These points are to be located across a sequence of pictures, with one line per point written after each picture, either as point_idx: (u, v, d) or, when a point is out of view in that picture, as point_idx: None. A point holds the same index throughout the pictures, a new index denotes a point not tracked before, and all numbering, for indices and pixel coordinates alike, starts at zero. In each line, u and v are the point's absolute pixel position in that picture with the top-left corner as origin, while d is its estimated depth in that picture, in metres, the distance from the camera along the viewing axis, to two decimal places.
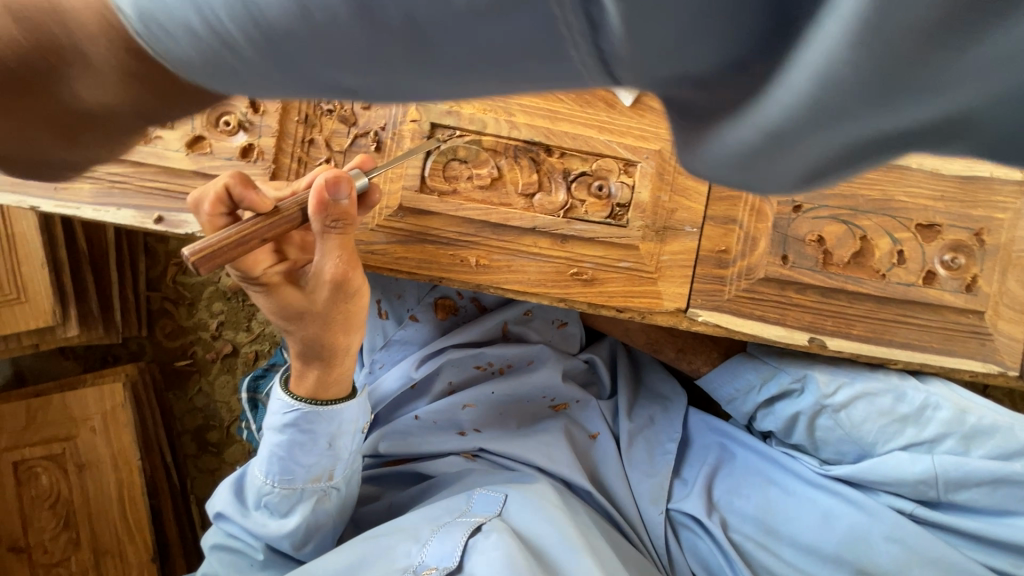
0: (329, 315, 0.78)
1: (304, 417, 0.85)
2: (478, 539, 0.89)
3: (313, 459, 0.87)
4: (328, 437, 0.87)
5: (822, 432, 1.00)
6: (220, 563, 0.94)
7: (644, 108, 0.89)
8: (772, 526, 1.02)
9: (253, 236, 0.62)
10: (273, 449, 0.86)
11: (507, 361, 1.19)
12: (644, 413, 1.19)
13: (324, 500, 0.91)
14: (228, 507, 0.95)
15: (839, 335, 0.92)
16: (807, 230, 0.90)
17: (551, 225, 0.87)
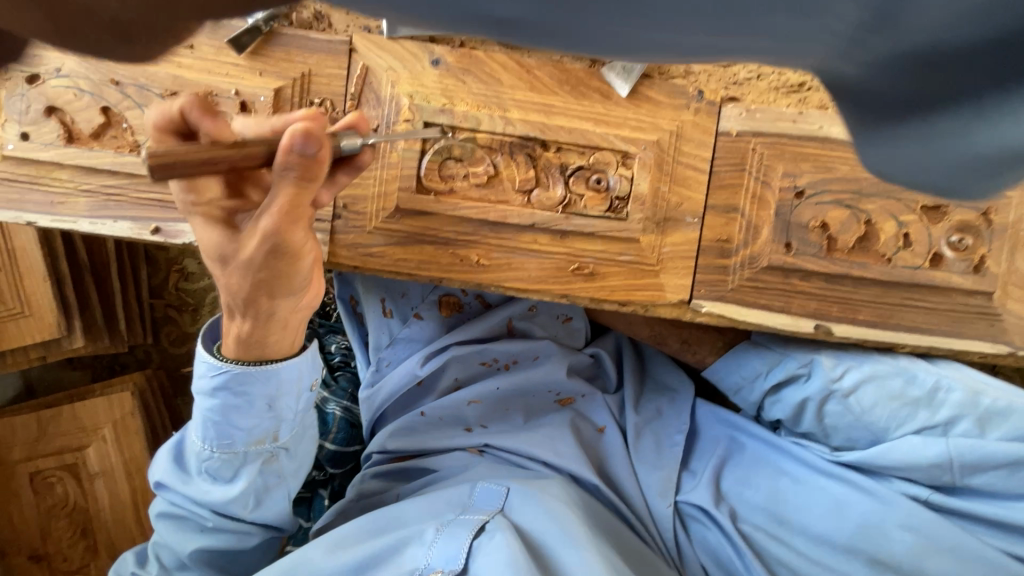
0: (256, 269, 0.69)
1: (236, 378, 0.82)
2: (483, 539, 0.90)
3: (253, 421, 0.85)
4: (267, 398, 0.84)
5: (832, 418, 0.99)
6: (170, 529, 0.95)
7: (641, 98, 0.87)
8: (783, 515, 1.02)
9: (215, 160, 0.53)
10: (210, 413, 0.84)
11: (513, 357, 1.19)
12: (650, 405, 1.20)
13: (272, 461, 0.91)
14: (168, 475, 0.94)
15: (845, 322, 0.91)
16: (811, 216, 0.89)
17: (550, 221, 0.86)
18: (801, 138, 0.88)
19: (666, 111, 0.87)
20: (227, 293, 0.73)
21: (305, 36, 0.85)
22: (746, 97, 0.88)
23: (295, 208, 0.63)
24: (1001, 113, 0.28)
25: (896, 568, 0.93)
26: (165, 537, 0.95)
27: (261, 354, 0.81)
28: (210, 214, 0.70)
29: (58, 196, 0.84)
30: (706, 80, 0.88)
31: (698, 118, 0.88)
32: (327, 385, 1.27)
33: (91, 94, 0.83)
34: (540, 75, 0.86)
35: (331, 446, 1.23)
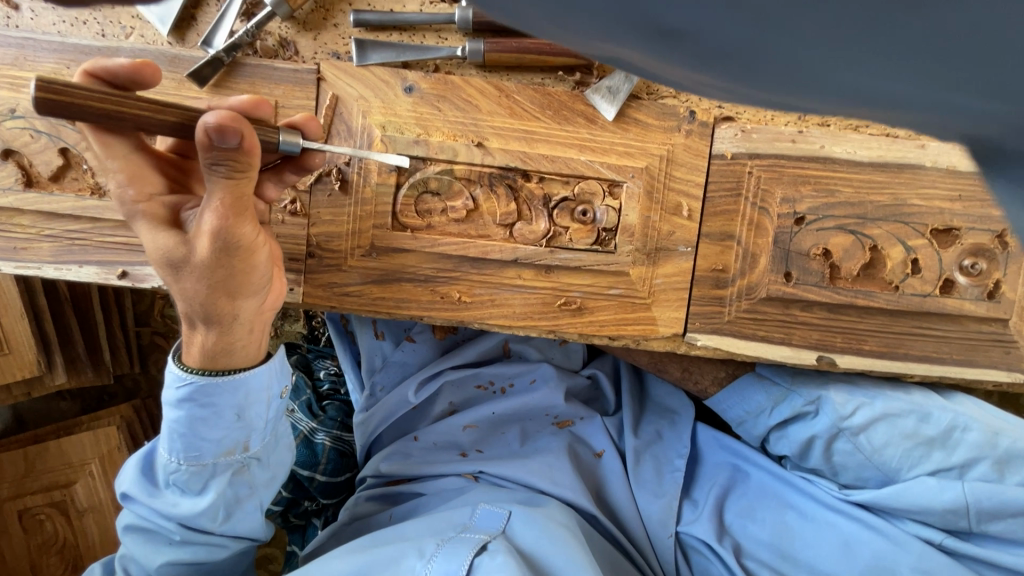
0: (207, 270, 0.61)
1: (201, 390, 0.69)
2: (484, 558, 0.86)
3: (220, 433, 0.71)
4: (234, 410, 0.71)
5: (841, 457, 0.94)
6: (133, 548, 0.79)
7: (628, 121, 0.81)
8: (789, 552, 0.98)
9: (113, 126, 0.54)
10: (171, 424, 0.71)
11: (508, 380, 1.16)
12: (650, 429, 1.15)
13: (244, 474, 0.76)
14: (131, 492, 0.78)
15: (850, 353, 0.86)
16: (812, 243, 0.83)
17: (533, 256, 0.82)
18: (801, 160, 0.83)
19: (655, 134, 0.82)
20: (180, 300, 0.64)
21: (270, 66, 0.81)
22: (742, 116, 0.83)
23: (239, 200, 0.57)
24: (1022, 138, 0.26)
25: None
26: (129, 556, 0.80)
27: (227, 363, 0.69)
28: (153, 212, 0.63)
29: (20, 241, 0.80)
30: (698, 100, 0.83)
31: (690, 140, 0.83)
32: (314, 415, 1.22)
33: (48, 135, 0.79)
34: (520, 100, 0.81)
35: (322, 477, 1.16)
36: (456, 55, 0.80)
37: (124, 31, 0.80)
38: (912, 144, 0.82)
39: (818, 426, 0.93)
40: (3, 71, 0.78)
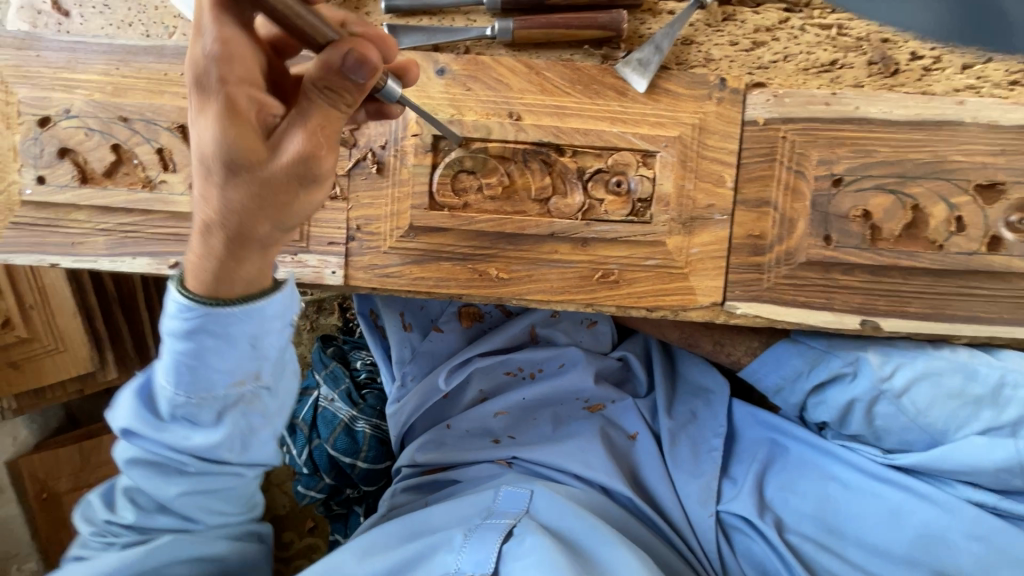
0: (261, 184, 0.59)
1: (211, 320, 0.67)
2: (511, 546, 0.90)
3: (233, 363, 0.71)
4: (248, 339, 0.70)
5: (884, 420, 0.92)
6: (144, 479, 0.79)
7: (659, 92, 0.82)
8: (834, 524, 0.98)
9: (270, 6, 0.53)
10: (179, 355, 0.69)
11: (538, 365, 1.17)
12: (684, 409, 1.15)
13: (257, 403, 0.76)
14: (134, 424, 0.77)
15: (894, 316, 0.85)
16: (851, 205, 0.82)
17: (570, 229, 0.82)
18: (835, 122, 0.82)
19: (686, 103, 0.82)
20: (217, 209, 0.59)
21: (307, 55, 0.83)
22: (773, 82, 0.83)
23: (328, 131, 0.59)
24: None
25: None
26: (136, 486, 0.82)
27: (237, 292, 0.67)
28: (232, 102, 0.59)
29: (77, 236, 0.84)
30: (728, 67, 0.83)
31: (722, 108, 0.83)
32: (354, 402, 1.22)
33: (101, 132, 0.82)
34: (550, 76, 0.82)
35: (363, 464, 1.17)
36: (485, 35, 0.82)
37: (168, 30, 0.83)
38: (950, 101, 0.81)
39: (857, 389, 0.92)
40: (58, 75, 0.82)
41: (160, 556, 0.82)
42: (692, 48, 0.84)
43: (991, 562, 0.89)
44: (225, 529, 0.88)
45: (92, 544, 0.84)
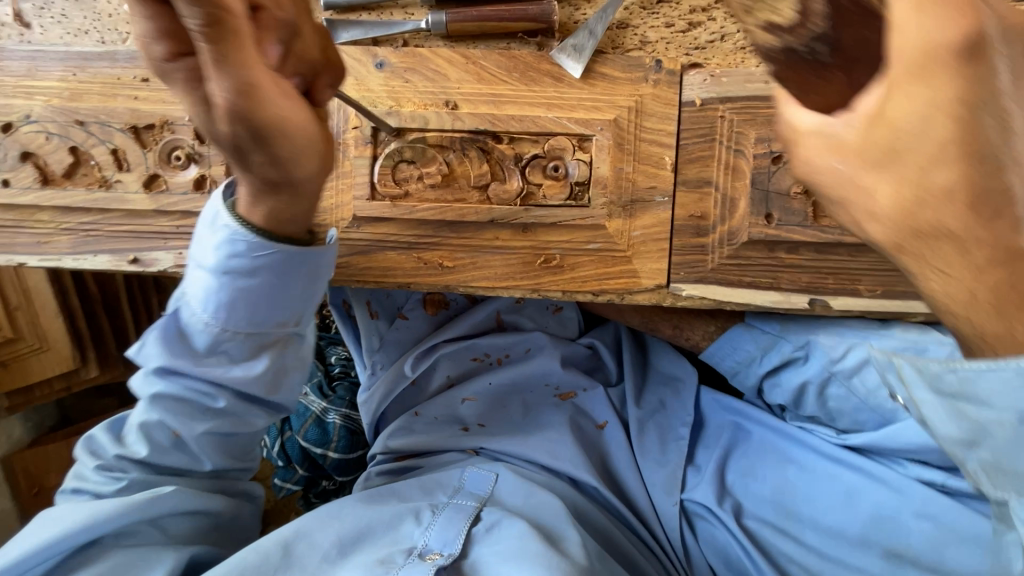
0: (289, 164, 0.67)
1: (272, 259, 0.76)
2: (479, 529, 0.93)
3: (283, 302, 0.79)
4: (301, 284, 0.79)
5: (835, 401, 0.96)
6: (168, 411, 0.84)
7: (595, 77, 0.83)
8: (791, 508, 1.00)
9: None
10: (234, 288, 0.76)
11: (504, 351, 1.18)
12: (654, 398, 1.16)
13: (290, 346, 0.85)
14: (172, 355, 0.81)
15: (844, 295, 0.84)
16: (792, 181, 0.81)
17: (509, 216, 0.83)
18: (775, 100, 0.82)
19: (622, 86, 0.83)
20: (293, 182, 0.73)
21: None
22: (710, 62, 0.83)
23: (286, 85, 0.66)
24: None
25: (917, 561, 0.89)
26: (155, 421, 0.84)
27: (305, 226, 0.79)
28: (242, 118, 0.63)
29: (43, 236, 0.88)
30: (664, 49, 0.84)
31: (658, 89, 0.83)
32: (325, 395, 1.25)
33: (59, 136, 0.86)
34: (487, 65, 0.84)
35: (334, 454, 1.19)
36: (420, 28, 0.83)
37: (122, 36, 0.87)
38: None
39: (809, 371, 0.96)
40: (19, 83, 0.86)
41: (164, 505, 0.85)
42: (628, 32, 0.84)
43: (941, 539, 0.89)
44: (221, 484, 0.96)
45: (94, 478, 0.87)
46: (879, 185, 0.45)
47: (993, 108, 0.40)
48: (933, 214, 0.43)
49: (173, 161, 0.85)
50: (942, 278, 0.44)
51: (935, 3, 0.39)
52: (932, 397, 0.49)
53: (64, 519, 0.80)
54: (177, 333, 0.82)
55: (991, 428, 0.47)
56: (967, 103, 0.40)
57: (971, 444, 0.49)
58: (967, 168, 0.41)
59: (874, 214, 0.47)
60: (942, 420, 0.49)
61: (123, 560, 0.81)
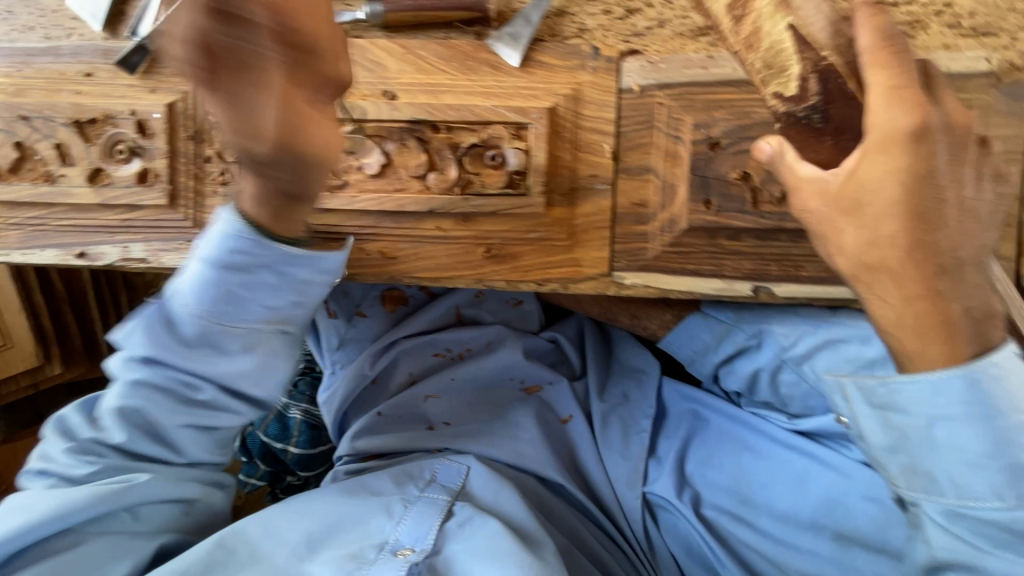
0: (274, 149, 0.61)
1: (274, 252, 0.74)
2: (453, 524, 0.90)
3: (279, 299, 0.78)
4: (301, 281, 0.78)
5: (787, 387, 0.98)
6: (144, 399, 0.79)
7: (534, 65, 0.83)
8: (747, 495, 1.00)
9: (889, 74, 0.60)
10: (234, 279, 0.74)
11: (466, 345, 1.18)
12: (617, 391, 1.15)
13: (276, 344, 0.81)
14: (160, 346, 0.77)
15: (787, 281, 0.83)
16: (730, 167, 0.81)
17: (448, 205, 0.83)
18: (713, 85, 0.81)
19: (560, 75, 0.83)
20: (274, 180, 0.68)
21: None
22: (648, 49, 0.83)
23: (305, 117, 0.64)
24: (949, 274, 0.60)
25: (861, 542, 0.91)
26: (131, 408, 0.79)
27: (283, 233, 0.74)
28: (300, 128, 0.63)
29: None
30: (602, 37, 0.84)
31: (597, 77, 0.83)
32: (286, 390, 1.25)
33: (5, 132, 0.87)
34: (426, 55, 0.84)
35: (295, 449, 1.20)
36: (358, 18, 0.83)
37: (66, 32, 0.87)
38: None
39: (762, 359, 0.97)
40: None
41: (133, 495, 0.80)
42: (566, 19, 0.84)
43: (886, 522, 0.90)
44: (196, 472, 0.88)
45: (64, 460, 0.81)
46: (824, 222, 0.66)
47: (934, 186, 0.60)
48: (883, 255, 0.61)
49: (115, 155, 0.86)
50: (882, 302, 0.63)
51: (897, 101, 0.59)
52: (866, 409, 0.67)
53: (35, 505, 0.76)
54: (162, 324, 0.78)
55: (910, 434, 0.64)
56: (916, 174, 0.59)
57: (894, 449, 0.66)
58: (910, 223, 0.60)
59: (841, 249, 0.65)
60: (873, 428, 0.67)
61: (91, 551, 0.78)
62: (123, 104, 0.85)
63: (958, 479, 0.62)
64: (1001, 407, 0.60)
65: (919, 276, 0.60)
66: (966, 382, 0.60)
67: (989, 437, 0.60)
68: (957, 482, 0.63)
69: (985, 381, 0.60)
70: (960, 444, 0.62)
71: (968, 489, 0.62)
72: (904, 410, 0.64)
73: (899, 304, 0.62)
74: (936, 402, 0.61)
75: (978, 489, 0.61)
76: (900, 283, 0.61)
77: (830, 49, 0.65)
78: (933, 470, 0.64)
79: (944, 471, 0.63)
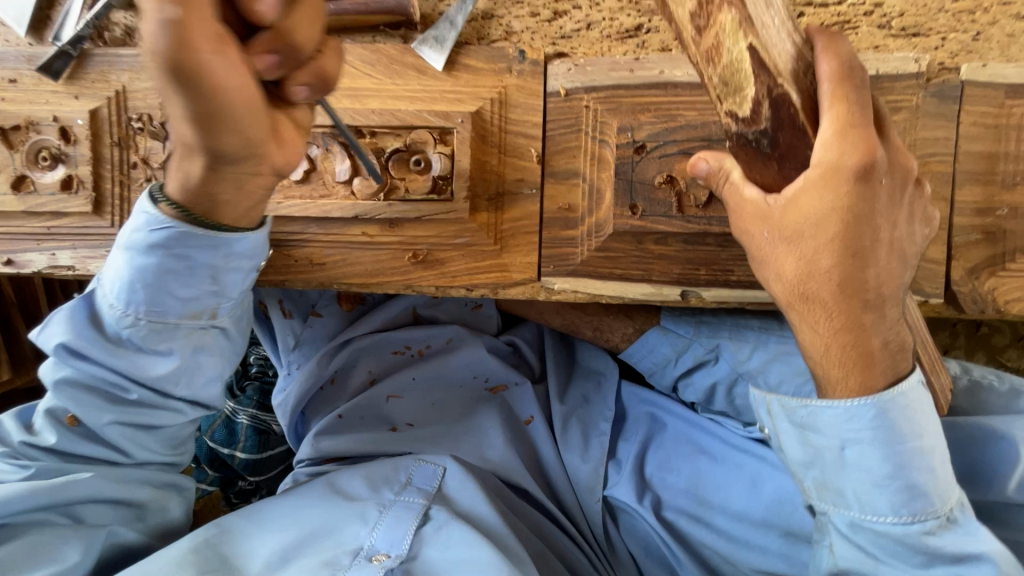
0: (238, 130, 0.57)
1: (177, 241, 0.67)
2: (428, 528, 0.85)
3: (191, 292, 0.71)
4: (211, 272, 0.70)
5: (741, 399, 0.97)
6: (77, 400, 0.75)
7: (459, 69, 0.82)
8: (704, 496, 0.98)
9: (848, 109, 0.57)
10: (133, 272, 0.69)
11: (425, 343, 1.12)
12: (577, 393, 1.11)
13: (206, 339, 0.76)
14: (81, 339, 0.72)
15: (716, 285, 0.82)
16: (656, 171, 0.80)
17: (373, 210, 0.82)
18: (640, 87, 0.80)
19: (486, 78, 0.82)
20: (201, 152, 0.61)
21: (116, 54, 0.85)
22: (575, 51, 0.82)
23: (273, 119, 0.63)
24: (877, 308, 0.61)
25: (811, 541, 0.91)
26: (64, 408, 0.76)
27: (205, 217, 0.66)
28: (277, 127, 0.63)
29: None
30: (529, 39, 0.82)
31: (523, 80, 0.82)
32: (234, 394, 1.24)
33: None
34: (350, 59, 0.83)
35: (241, 454, 1.19)
36: None
37: None
38: None
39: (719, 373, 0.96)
40: None
41: (75, 490, 0.75)
42: (493, 22, 0.83)
43: None
44: (144, 472, 0.82)
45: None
46: (764, 248, 0.62)
47: (869, 225, 0.59)
48: (816, 287, 0.61)
49: (39, 162, 0.85)
50: (811, 332, 0.63)
51: (851, 134, 0.56)
52: (787, 426, 0.67)
53: None
54: (89, 316, 0.73)
55: (825, 453, 0.64)
56: (856, 214, 0.58)
57: (808, 465, 0.66)
58: (845, 259, 0.59)
59: (780, 276, 0.63)
60: (793, 446, 0.67)
61: (17, 549, 0.71)
62: (47, 110, 0.85)
63: (860, 500, 0.63)
64: (906, 432, 0.61)
65: (843, 311, 0.61)
66: (876, 410, 0.61)
67: (894, 460, 0.61)
68: (859, 501, 0.63)
69: (893, 409, 0.61)
70: (867, 466, 0.62)
71: (867, 509, 0.63)
72: (815, 428, 0.64)
73: (827, 335, 0.62)
74: (850, 426, 0.62)
75: (876, 511, 0.62)
76: (831, 316, 0.61)
77: (787, 76, 0.57)
78: (836, 487, 0.65)
79: (849, 490, 0.64)
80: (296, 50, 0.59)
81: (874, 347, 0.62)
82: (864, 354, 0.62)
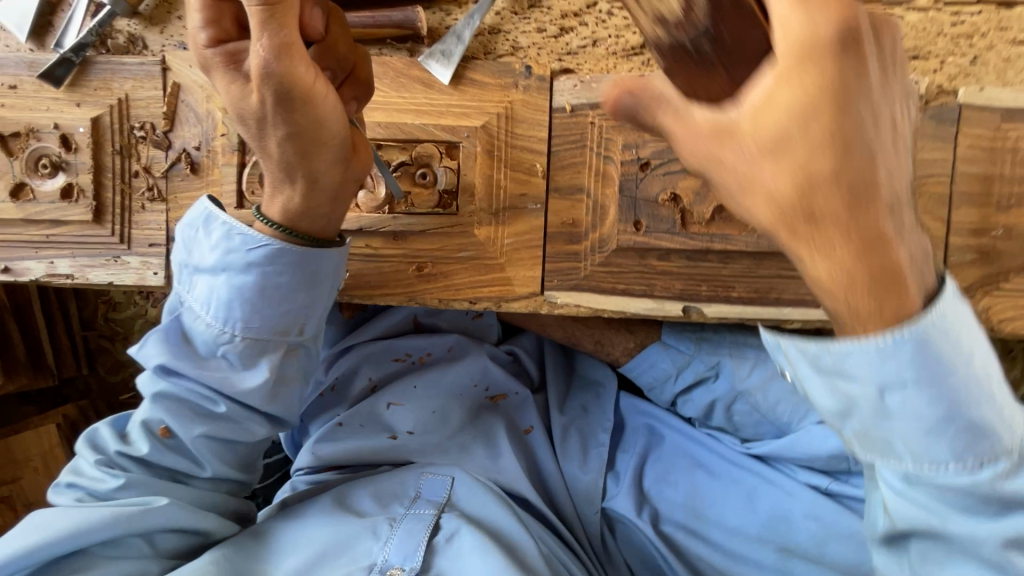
0: (327, 142, 0.68)
1: (276, 257, 0.71)
2: (442, 540, 0.85)
3: (284, 306, 0.74)
4: (303, 287, 0.74)
5: (739, 416, 0.98)
6: (168, 413, 0.77)
7: (466, 83, 0.82)
8: (700, 511, 0.99)
9: None
10: (230, 290, 0.72)
11: (426, 351, 1.11)
12: (576, 404, 1.12)
13: (292, 355, 0.78)
14: (171, 357, 0.75)
15: (717, 301, 0.82)
16: (659, 189, 0.81)
17: (377, 223, 0.83)
18: None
19: (493, 92, 0.82)
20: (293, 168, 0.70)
21: (119, 61, 0.84)
22: (582, 67, 0.82)
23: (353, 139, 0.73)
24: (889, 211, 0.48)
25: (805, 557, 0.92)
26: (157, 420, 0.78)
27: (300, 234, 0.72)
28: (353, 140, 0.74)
29: None
30: (536, 54, 0.83)
31: (529, 95, 0.82)
32: None
33: None
34: None
35: None
36: None
37: None
38: None
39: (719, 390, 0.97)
40: None
41: (153, 518, 0.76)
42: (500, 37, 0.83)
43: (824, 537, 0.93)
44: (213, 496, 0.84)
45: (92, 473, 0.79)
46: (742, 168, 0.48)
47: (865, 101, 0.46)
48: (823, 201, 0.46)
49: (39, 169, 0.84)
50: (825, 261, 0.48)
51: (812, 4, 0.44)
52: (810, 373, 0.53)
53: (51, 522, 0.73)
54: (183, 335, 0.77)
55: (860, 401, 0.52)
56: (841, 92, 0.44)
57: (844, 414, 0.54)
58: (841, 153, 0.45)
59: (768, 197, 0.48)
60: (820, 395, 0.53)
61: None
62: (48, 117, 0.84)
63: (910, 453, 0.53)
64: (952, 360, 0.50)
65: (863, 226, 0.47)
66: (913, 344, 0.49)
67: (946, 399, 0.50)
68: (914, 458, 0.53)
69: (932, 336, 0.49)
70: (913, 412, 0.51)
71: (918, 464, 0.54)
72: (841, 378, 0.52)
73: (835, 263, 0.48)
74: (887, 368, 0.49)
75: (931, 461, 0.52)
76: (833, 238, 0.47)
77: None
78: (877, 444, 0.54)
79: (894, 440, 0.53)
80: (341, 62, 0.74)
81: (902, 266, 0.48)
82: (892, 274, 0.48)
